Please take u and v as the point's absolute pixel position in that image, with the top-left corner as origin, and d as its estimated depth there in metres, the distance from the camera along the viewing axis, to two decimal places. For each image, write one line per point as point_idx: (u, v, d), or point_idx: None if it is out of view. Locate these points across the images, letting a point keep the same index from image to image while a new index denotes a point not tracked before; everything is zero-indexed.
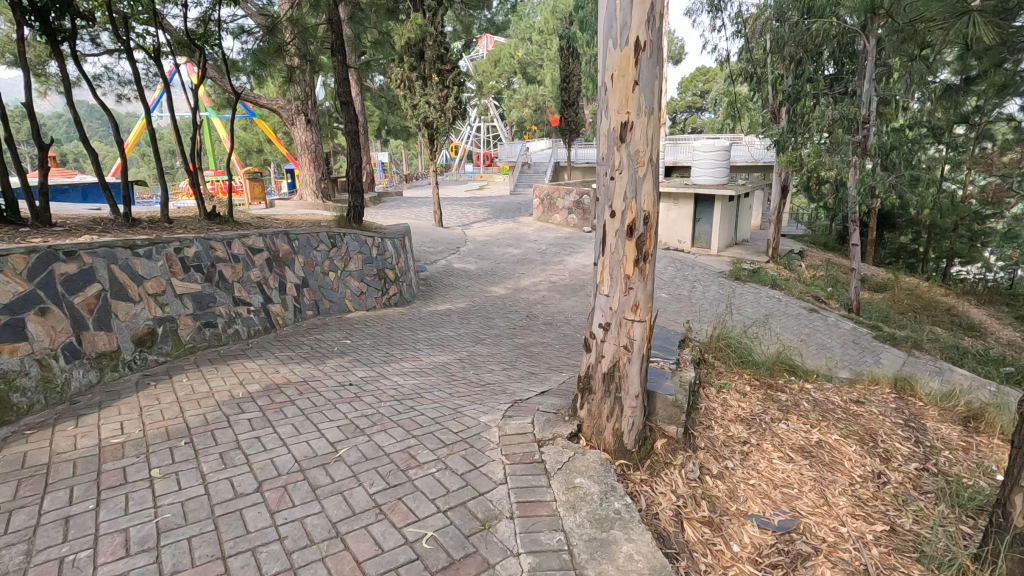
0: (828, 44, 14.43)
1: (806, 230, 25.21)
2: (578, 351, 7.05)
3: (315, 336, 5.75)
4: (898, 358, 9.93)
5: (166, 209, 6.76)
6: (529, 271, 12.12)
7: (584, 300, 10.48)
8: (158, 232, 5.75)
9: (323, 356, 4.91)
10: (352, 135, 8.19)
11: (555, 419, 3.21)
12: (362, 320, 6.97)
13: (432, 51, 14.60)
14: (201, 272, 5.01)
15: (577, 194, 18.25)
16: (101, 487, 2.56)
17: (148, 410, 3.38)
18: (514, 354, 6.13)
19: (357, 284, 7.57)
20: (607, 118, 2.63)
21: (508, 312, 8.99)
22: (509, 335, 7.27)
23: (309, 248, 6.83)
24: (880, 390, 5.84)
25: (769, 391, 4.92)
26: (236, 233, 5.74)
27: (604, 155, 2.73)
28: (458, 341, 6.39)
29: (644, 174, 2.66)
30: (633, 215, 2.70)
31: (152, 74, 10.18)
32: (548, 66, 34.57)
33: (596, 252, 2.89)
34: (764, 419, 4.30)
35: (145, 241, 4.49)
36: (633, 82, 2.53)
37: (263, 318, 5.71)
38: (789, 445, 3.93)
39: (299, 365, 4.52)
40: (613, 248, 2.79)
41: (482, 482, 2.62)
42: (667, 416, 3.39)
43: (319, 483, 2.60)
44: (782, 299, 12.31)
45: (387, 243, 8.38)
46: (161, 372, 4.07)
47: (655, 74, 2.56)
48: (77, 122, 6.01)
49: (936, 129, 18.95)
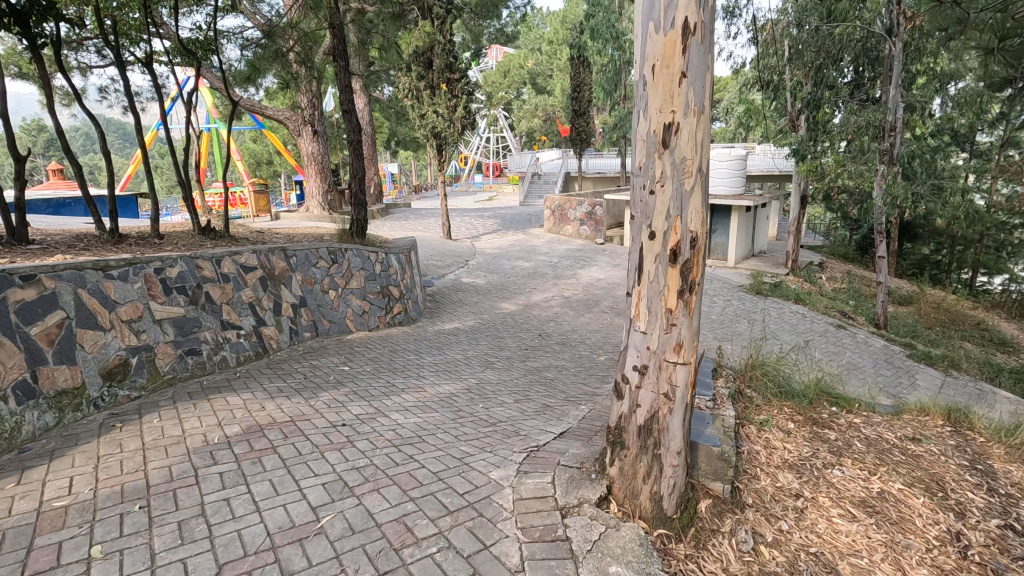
0: (851, 49, 13.89)
1: (824, 240, 24.57)
2: (594, 375, 6.54)
3: (311, 363, 5.28)
4: (936, 380, 9.32)
5: (157, 223, 6.38)
6: (541, 285, 11.67)
7: (599, 316, 10.00)
8: (144, 249, 5.35)
9: (317, 388, 4.44)
10: (355, 145, 7.78)
11: (579, 477, 2.70)
12: (363, 342, 6.51)
13: (440, 60, 14.26)
14: (185, 294, 4.60)
15: (589, 205, 17.92)
16: (26, 573, 2.10)
17: (104, 461, 2.92)
18: (527, 381, 5.62)
19: (359, 303, 7.11)
20: (647, 118, 2.15)
21: (519, 330, 8.50)
22: (521, 358, 6.76)
23: (308, 264, 6.41)
24: (933, 424, 5.25)
25: (814, 428, 4.36)
26: (226, 250, 5.32)
27: (641, 165, 2.24)
28: (467, 366, 5.89)
29: (692, 187, 2.18)
30: (678, 239, 2.21)
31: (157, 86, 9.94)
32: (557, 75, 34.37)
33: (631, 281, 2.40)
34: (815, 464, 3.74)
35: (120, 262, 4.07)
36: (679, 74, 2.05)
37: (255, 342, 5.27)
38: (849, 499, 3.39)
39: (289, 400, 4.05)
40: (652, 276, 2.30)
41: (493, 569, 2.12)
42: (711, 471, 2.86)
43: (294, 569, 2.12)
44: (806, 315, 11.72)
45: (392, 258, 7.93)
46: (131, 411, 3.62)
47: (706, 64, 2.08)
48: (62, 134, 5.63)
49: (961, 136, 18.31)
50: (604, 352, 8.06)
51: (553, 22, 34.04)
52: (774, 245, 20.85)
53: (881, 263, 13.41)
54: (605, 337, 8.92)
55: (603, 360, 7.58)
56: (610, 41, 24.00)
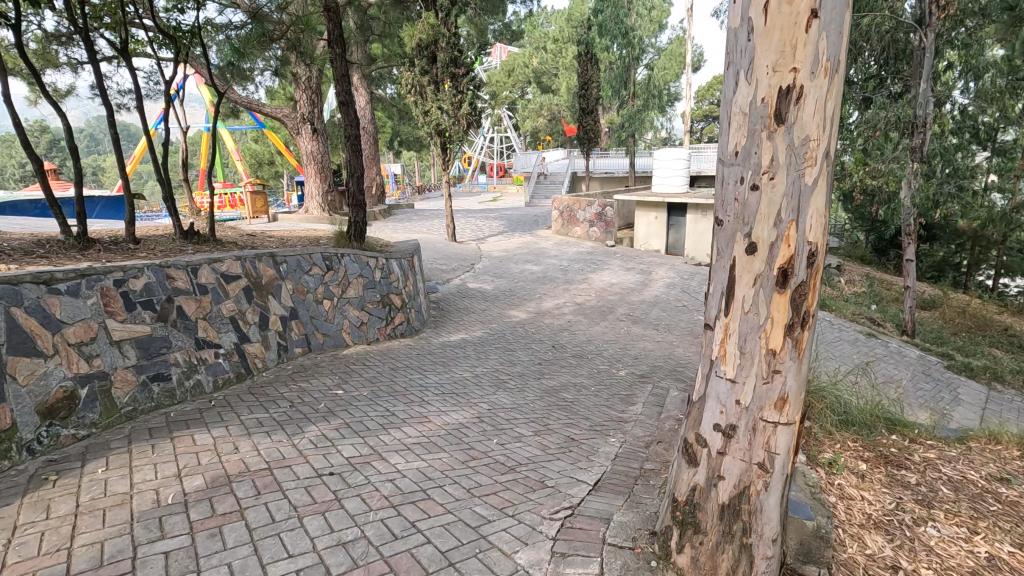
0: (876, 40, 13.06)
1: (839, 242, 23.87)
2: (617, 396, 5.87)
3: (300, 386, 4.63)
4: (979, 395, 8.63)
5: (132, 226, 5.74)
6: (551, 291, 11.03)
7: (615, 325, 9.34)
8: (111, 257, 4.74)
9: (306, 420, 3.80)
10: (352, 139, 7.14)
11: (635, 563, 2.05)
12: (361, 359, 5.86)
13: (445, 54, 13.63)
14: (153, 309, 3.98)
15: (599, 206, 17.38)
16: None
17: (21, 534, 2.29)
18: (545, 406, 4.95)
19: (357, 313, 6.46)
20: (758, 80, 1.70)
21: (531, 342, 7.82)
22: (536, 377, 6.08)
23: (300, 271, 5.80)
24: (1010, 457, 4.57)
25: (889, 469, 3.68)
26: (205, 257, 4.72)
27: (740, 148, 1.77)
28: (476, 388, 5.21)
29: (813, 179, 1.69)
30: (791, 246, 1.70)
31: (155, 85, 9.40)
32: (562, 74, 33.73)
33: (715, 307, 1.85)
34: (903, 520, 3.07)
35: (70, 274, 3.47)
36: (808, 22, 1.61)
37: (237, 362, 4.64)
38: (958, 572, 2.71)
39: (269, 438, 3.42)
40: (750, 301, 1.76)
41: None
42: (802, 552, 2.25)
43: None
44: (834, 322, 11.01)
45: (393, 264, 7.29)
46: (75, 456, 3.00)
47: (841, 18, 1.65)
48: (19, 126, 4.98)
49: (984, 133, 17.61)
50: (624, 366, 7.39)
51: (557, 20, 33.40)
52: None
53: (909, 267, 12.68)
54: (623, 348, 8.25)
55: (625, 376, 6.91)
56: (618, 37, 23.38)
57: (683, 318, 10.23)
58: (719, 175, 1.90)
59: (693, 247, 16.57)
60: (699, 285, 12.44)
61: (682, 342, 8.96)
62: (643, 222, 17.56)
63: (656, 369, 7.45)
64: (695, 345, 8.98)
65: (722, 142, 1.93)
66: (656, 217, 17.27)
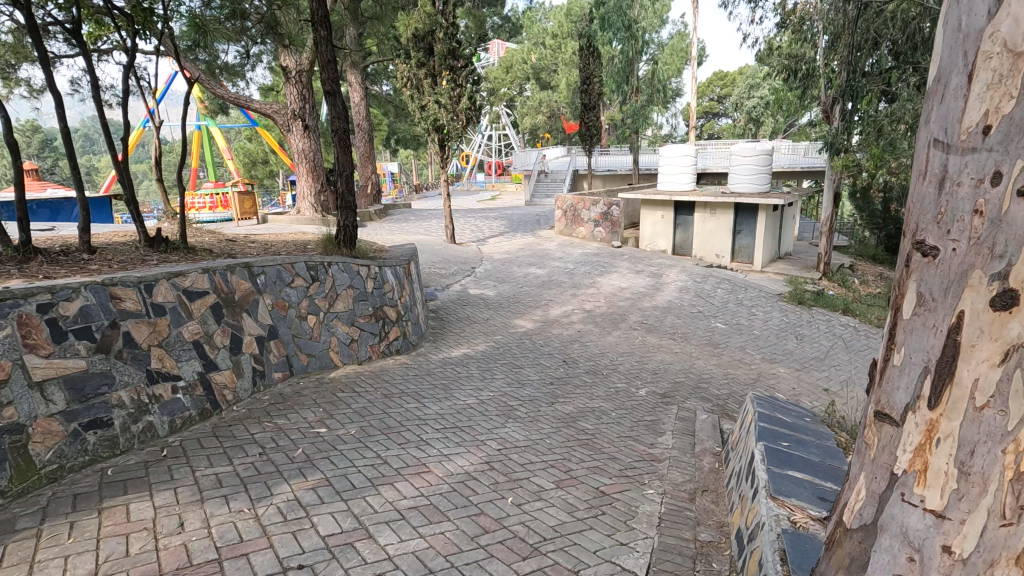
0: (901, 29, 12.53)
1: (849, 241, 23.27)
2: (641, 424, 5.15)
3: (274, 423, 3.93)
4: None
5: (86, 233, 4.99)
6: (558, 296, 10.35)
7: (629, 335, 8.65)
8: (51, 271, 4.03)
9: (279, 474, 3.10)
10: (337, 136, 6.33)
11: None
12: (349, 383, 5.12)
13: (441, 45, 12.86)
14: (93, 339, 3.29)
15: (604, 205, 16.65)
16: None
17: None
18: (563, 443, 4.24)
19: (346, 330, 5.72)
20: None
21: (539, 356, 7.12)
22: (549, 402, 5.36)
23: (280, 284, 5.10)
24: None
25: None
26: (163, 271, 4.03)
27: (996, 138, 1.43)
28: (482, 421, 4.50)
29: None
30: None
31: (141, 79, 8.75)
32: (562, 70, 32.96)
33: (928, 382, 1.54)
34: None
35: None
36: None
37: (201, 397, 3.93)
38: None
39: (226, 505, 2.72)
40: (1000, 384, 1.40)
41: None
42: None
43: None
44: (859, 329, 10.31)
45: (387, 272, 6.53)
46: None
47: None
48: None
49: None
50: (643, 384, 6.67)
51: (556, 14, 32.74)
52: (800, 246, 19.49)
53: None
54: (640, 362, 7.57)
55: (646, 397, 6.19)
56: (621, 30, 22.70)
57: (699, 326, 9.54)
58: (937, 173, 1.57)
59: (703, 248, 15.90)
60: (714, 290, 11.71)
61: (702, 355, 8.27)
62: (648, 222, 16.82)
63: (679, 388, 6.77)
64: (716, 357, 8.29)
65: (934, 129, 1.63)
66: (663, 215, 16.56)
